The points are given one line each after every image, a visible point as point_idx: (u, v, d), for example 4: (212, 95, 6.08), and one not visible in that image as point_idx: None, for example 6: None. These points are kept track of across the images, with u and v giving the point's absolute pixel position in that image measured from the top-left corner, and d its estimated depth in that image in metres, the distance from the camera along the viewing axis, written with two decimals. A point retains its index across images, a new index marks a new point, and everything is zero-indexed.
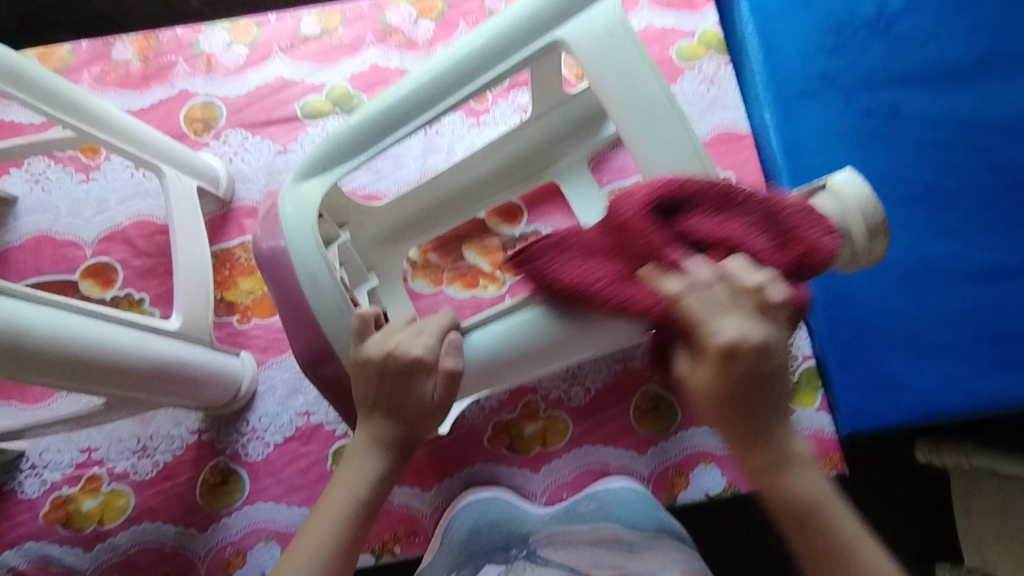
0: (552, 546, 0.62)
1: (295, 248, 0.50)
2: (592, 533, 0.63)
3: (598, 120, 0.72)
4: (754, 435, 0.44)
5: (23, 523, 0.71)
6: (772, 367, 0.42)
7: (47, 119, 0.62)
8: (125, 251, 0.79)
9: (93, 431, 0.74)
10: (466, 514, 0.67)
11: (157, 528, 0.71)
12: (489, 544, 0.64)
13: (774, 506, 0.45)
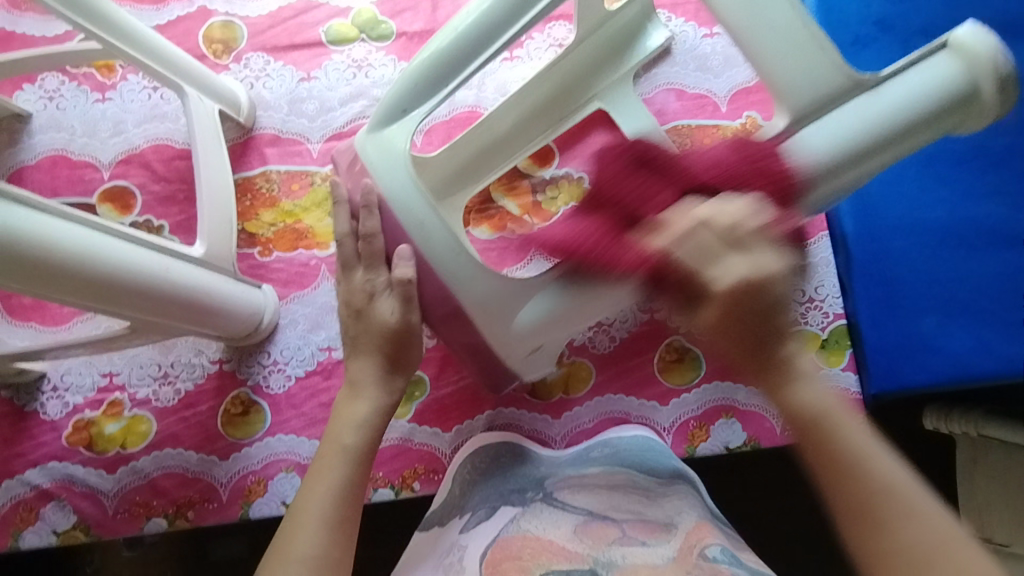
0: (568, 489, 0.60)
1: (391, 192, 0.51)
2: (607, 475, 0.61)
3: (635, 42, 0.74)
4: (799, 404, 0.44)
5: (47, 443, 0.72)
6: (767, 301, 0.44)
7: (73, 28, 0.59)
8: (143, 175, 0.76)
9: (114, 356, 0.74)
10: (481, 459, 0.68)
11: (178, 454, 0.71)
12: (503, 488, 0.62)
13: (837, 485, 0.43)
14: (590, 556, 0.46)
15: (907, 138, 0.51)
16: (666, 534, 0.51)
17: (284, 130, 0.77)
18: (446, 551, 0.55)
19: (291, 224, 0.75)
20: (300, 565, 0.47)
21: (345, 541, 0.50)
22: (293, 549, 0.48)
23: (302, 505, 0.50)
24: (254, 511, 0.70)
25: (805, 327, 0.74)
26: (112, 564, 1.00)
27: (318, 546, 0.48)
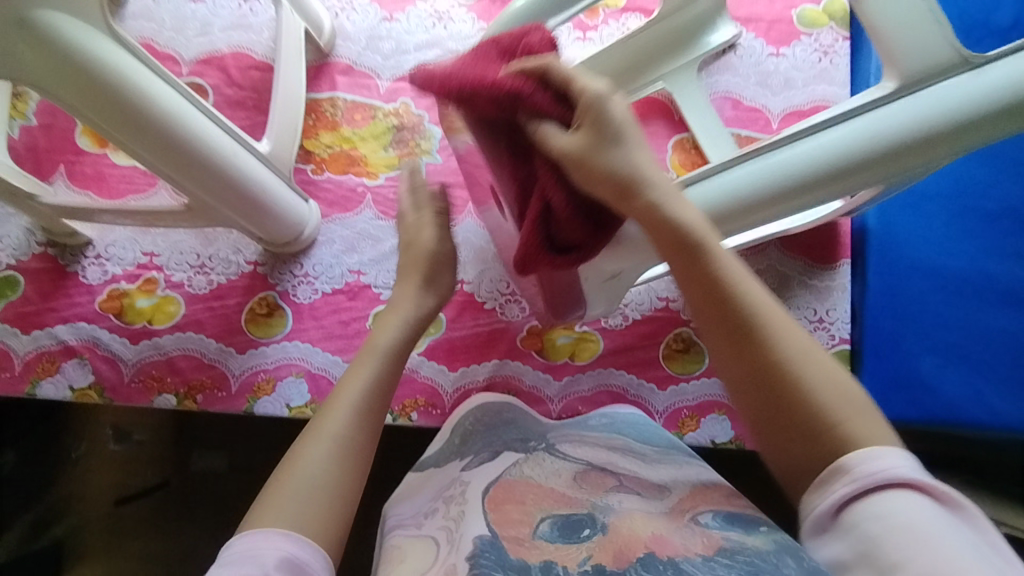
0: (571, 445, 0.61)
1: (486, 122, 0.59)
2: (606, 441, 0.62)
3: (705, 35, 0.79)
4: (627, 175, 0.47)
5: (80, 304, 0.76)
6: (601, 104, 0.47)
7: None
8: (219, 78, 0.81)
9: (158, 238, 0.78)
10: (486, 416, 0.67)
11: (199, 339, 0.75)
12: (508, 438, 0.62)
13: (672, 247, 0.47)
14: (589, 503, 0.50)
15: (981, 128, 0.48)
16: (659, 491, 0.52)
17: (359, 62, 0.81)
18: (446, 486, 0.57)
19: (347, 150, 0.79)
20: (331, 444, 0.48)
21: (374, 421, 0.51)
22: (326, 428, 0.49)
23: (333, 396, 0.52)
24: (259, 406, 0.73)
25: None
26: (95, 454, 1.02)
27: (350, 430, 0.49)
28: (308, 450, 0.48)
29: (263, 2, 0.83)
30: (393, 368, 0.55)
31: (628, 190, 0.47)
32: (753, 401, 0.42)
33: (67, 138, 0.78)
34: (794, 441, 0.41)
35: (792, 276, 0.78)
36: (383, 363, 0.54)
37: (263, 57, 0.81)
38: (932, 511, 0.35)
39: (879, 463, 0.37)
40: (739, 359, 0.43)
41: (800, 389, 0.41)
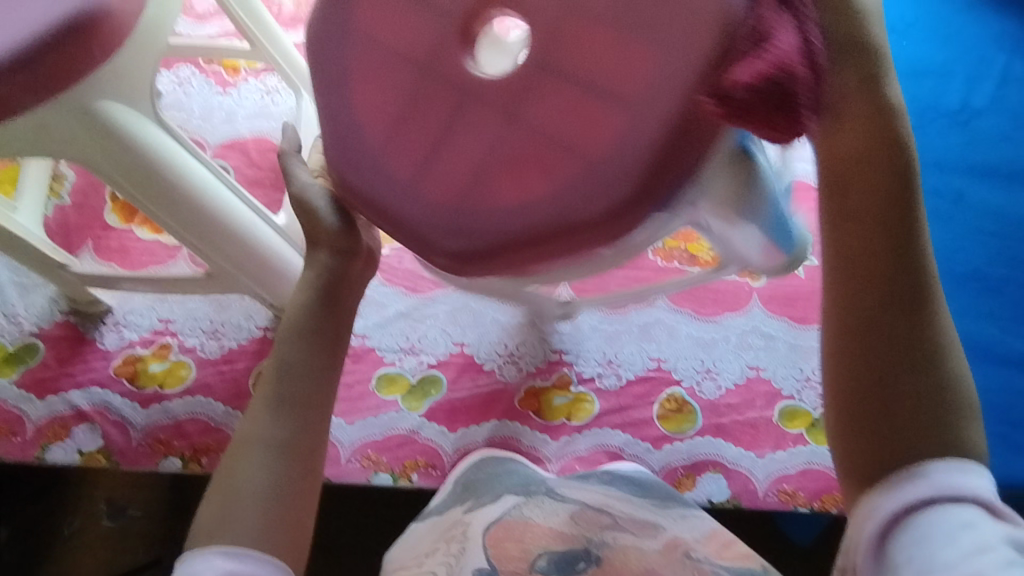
0: (570, 489, 0.62)
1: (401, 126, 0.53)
2: (604, 488, 0.63)
3: None
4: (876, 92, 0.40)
5: (95, 370, 0.79)
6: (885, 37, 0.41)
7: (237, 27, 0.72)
8: (240, 160, 0.88)
9: (175, 305, 0.82)
10: (486, 463, 0.69)
11: (207, 402, 0.78)
12: (508, 485, 0.63)
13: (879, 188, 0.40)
14: (584, 536, 0.53)
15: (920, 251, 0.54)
16: (653, 532, 0.54)
17: None
18: (448, 527, 0.58)
19: None
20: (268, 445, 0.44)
21: (297, 413, 0.46)
22: (259, 426, 0.45)
23: (254, 393, 0.47)
24: None
25: (799, 404, 0.78)
26: None
27: (266, 432, 0.45)
28: (228, 465, 0.44)
29: (283, 94, 0.92)
30: (320, 337, 0.48)
31: (879, 112, 0.40)
32: (879, 323, 0.39)
33: (97, 215, 0.84)
34: (915, 387, 0.38)
35: (778, 337, 0.81)
36: (303, 339, 0.48)
37: (281, 141, 0.89)
38: (983, 530, 0.34)
39: (964, 476, 0.36)
40: (879, 281, 0.39)
41: (943, 346, 0.39)
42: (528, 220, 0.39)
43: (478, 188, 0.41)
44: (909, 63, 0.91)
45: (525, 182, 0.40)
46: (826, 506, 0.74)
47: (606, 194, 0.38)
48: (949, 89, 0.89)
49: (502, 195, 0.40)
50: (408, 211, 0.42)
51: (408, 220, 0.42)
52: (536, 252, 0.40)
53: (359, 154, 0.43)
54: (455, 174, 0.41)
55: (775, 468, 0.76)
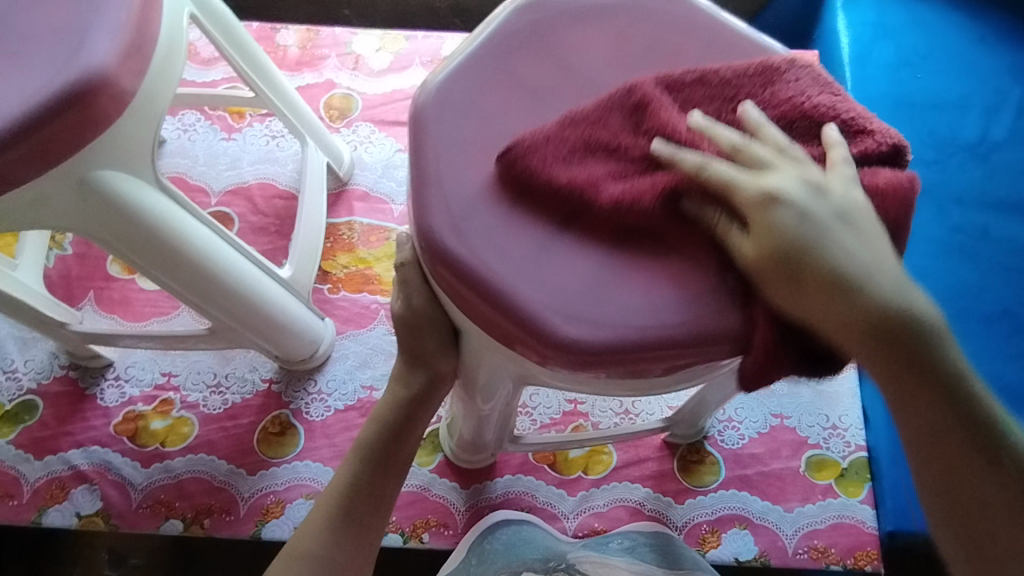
0: (589, 563, 0.70)
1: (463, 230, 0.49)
2: (623, 562, 0.71)
3: None
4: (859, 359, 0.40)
5: (95, 427, 0.76)
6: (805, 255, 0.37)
7: (240, 78, 0.70)
8: (245, 207, 0.87)
9: (177, 358, 0.80)
10: (503, 531, 0.72)
11: (211, 461, 0.75)
12: (531, 555, 0.71)
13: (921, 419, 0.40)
14: None
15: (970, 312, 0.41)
16: None
17: (375, 189, 0.88)
18: None
19: (362, 270, 0.83)
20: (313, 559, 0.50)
21: (354, 532, 0.51)
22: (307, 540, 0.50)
23: (325, 488, 0.53)
24: (267, 530, 0.72)
25: (826, 453, 0.75)
26: None
27: (324, 545, 0.50)
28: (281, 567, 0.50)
29: (289, 139, 0.91)
30: (392, 458, 0.52)
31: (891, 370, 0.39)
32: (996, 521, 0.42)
33: (99, 266, 0.83)
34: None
35: (801, 382, 0.78)
36: (374, 461, 0.52)
37: (287, 187, 0.88)
38: None
39: None
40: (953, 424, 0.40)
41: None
42: (666, 320, 0.39)
43: (603, 281, 0.39)
44: (925, 96, 0.89)
45: (657, 286, 0.39)
46: (860, 563, 0.70)
47: (746, 305, 0.39)
48: (967, 121, 0.87)
49: (630, 293, 0.39)
50: (528, 293, 0.39)
51: (530, 302, 0.38)
52: (655, 357, 0.39)
53: (475, 227, 0.40)
54: (580, 264, 0.40)
55: (804, 523, 0.72)
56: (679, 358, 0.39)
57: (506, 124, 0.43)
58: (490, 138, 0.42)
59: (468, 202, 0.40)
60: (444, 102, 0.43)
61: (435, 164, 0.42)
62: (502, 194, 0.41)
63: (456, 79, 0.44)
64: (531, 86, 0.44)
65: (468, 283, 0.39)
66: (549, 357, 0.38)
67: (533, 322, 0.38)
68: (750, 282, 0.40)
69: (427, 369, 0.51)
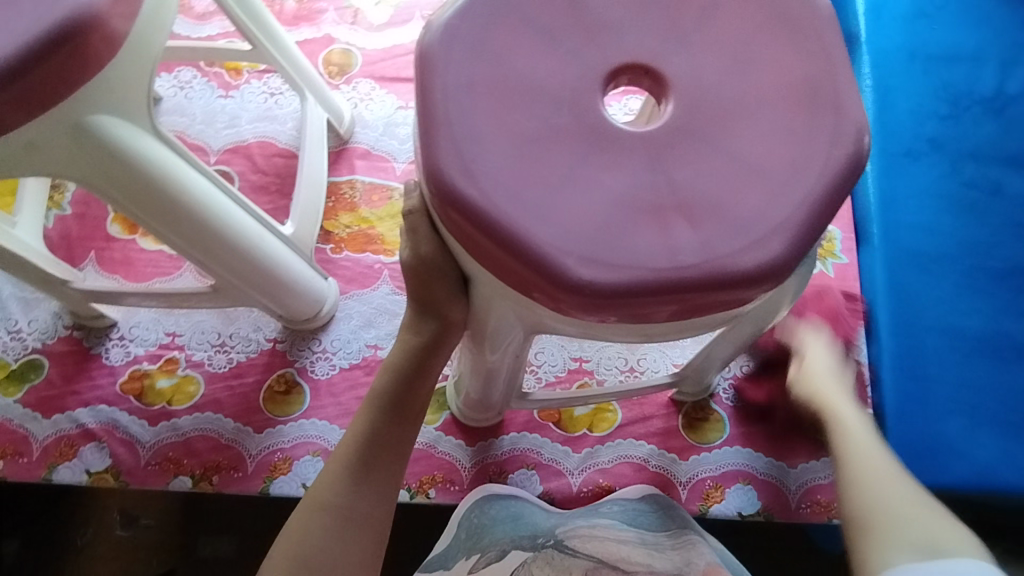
0: (580, 538, 0.71)
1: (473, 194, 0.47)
2: (614, 532, 0.71)
3: None
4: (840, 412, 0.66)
5: (102, 386, 0.76)
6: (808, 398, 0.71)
7: (238, 29, 0.68)
8: (244, 165, 0.85)
9: (181, 318, 0.79)
10: (493, 506, 0.72)
11: (218, 419, 0.75)
12: (520, 534, 0.71)
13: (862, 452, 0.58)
14: None
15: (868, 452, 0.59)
16: None
17: (376, 147, 0.86)
18: None
19: (365, 229, 0.82)
20: (323, 510, 0.50)
21: (373, 482, 0.51)
22: (318, 493, 0.51)
23: (338, 447, 0.53)
24: (276, 487, 0.73)
25: None
26: None
27: (344, 495, 0.50)
28: (302, 516, 0.50)
29: (288, 96, 0.89)
30: (403, 408, 0.52)
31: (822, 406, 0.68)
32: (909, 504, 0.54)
33: (99, 226, 0.82)
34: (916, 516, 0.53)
35: None
36: (387, 411, 0.52)
37: (286, 145, 0.86)
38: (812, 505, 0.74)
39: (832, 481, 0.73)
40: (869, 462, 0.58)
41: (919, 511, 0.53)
42: (680, 262, 0.38)
43: (616, 223, 0.39)
44: (941, 47, 0.86)
45: (674, 229, 0.39)
46: None
47: (763, 246, 0.38)
48: (982, 74, 0.85)
49: (643, 237, 0.38)
50: (539, 234, 0.38)
51: (543, 244, 0.38)
52: (660, 300, 0.38)
53: (484, 166, 0.39)
54: (592, 205, 0.39)
55: (807, 478, 0.72)
56: (686, 301, 0.39)
57: (511, 62, 0.41)
58: (494, 79, 0.41)
59: (475, 142, 0.40)
60: (454, 38, 0.42)
61: (443, 105, 0.40)
62: (512, 134, 0.40)
63: (463, 14, 0.43)
64: (541, 23, 0.43)
65: (476, 224, 0.39)
66: (561, 301, 0.38)
67: (547, 266, 0.38)
68: (770, 225, 0.39)
69: (437, 318, 0.50)
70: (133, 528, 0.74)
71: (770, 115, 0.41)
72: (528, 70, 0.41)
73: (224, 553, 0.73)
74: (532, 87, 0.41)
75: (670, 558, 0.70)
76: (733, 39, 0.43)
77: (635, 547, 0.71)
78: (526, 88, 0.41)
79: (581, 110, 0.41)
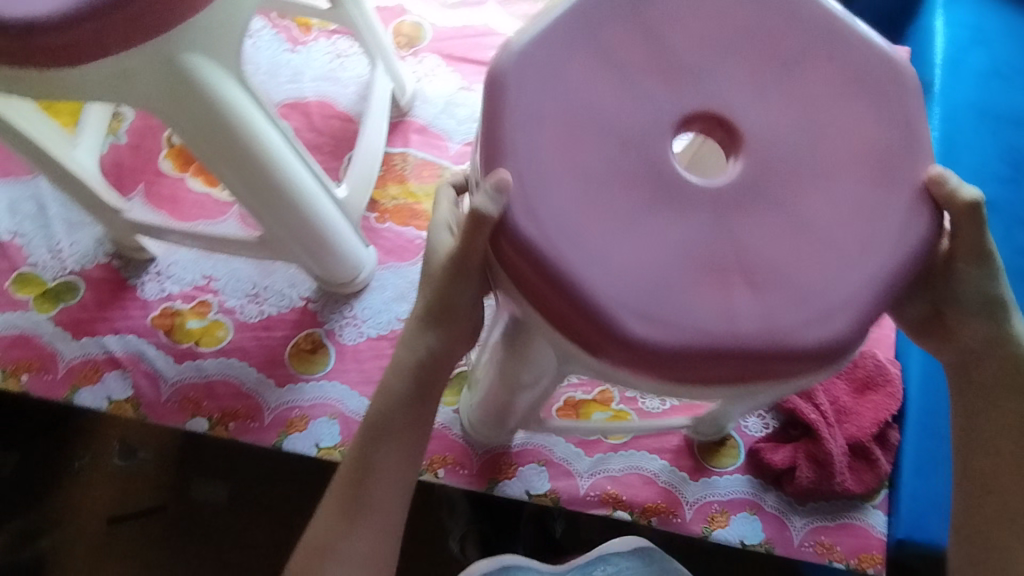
0: None
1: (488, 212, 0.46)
2: None
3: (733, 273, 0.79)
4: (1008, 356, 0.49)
5: (133, 317, 0.77)
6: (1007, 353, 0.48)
7: None
8: (301, 122, 0.86)
9: (219, 263, 0.80)
10: None
11: (241, 367, 0.76)
12: None
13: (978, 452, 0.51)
14: None
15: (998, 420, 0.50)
16: None
17: (434, 123, 0.86)
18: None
19: (411, 203, 0.82)
20: (373, 542, 0.51)
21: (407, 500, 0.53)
22: (364, 528, 0.51)
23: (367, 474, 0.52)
24: (289, 443, 0.74)
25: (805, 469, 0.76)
26: None
27: (388, 522, 0.52)
28: (352, 548, 0.51)
29: (353, 59, 0.89)
30: (404, 431, 0.52)
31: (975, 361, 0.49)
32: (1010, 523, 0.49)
33: (151, 160, 0.83)
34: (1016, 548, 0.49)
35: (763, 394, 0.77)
36: (386, 442, 0.52)
37: (345, 108, 0.87)
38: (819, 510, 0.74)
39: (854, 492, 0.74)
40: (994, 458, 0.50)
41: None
42: (736, 327, 0.39)
43: None
44: (1011, 111, 0.85)
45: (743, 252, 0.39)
46: (863, 565, 0.70)
47: None
48: None
49: (703, 298, 0.39)
50: (602, 284, 0.39)
51: (609, 296, 0.39)
52: (715, 365, 0.39)
53: None
54: None
55: (814, 517, 0.72)
56: (744, 369, 0.39)
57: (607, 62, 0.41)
58: (587, 76, 0.41)
59: None
60: (534, 61, 0.42)
61: (511, 134, 0.41)
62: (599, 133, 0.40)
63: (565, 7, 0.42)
64: (621, 60, 0.42)
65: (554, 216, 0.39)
66: (623, 356, 0.39)
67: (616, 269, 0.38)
68: (835, 300, 0.40)
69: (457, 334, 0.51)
70: (132, 459, 0.85)
71: (842, 183, 0.42)
72: (602, 106, 0.41)
73: (220, 496, 0.84)
74: (603, 120, 0.41)
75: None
76: (812, 95, 0.43)
77: None
78: (598, 126, 0.41)
79: (649, 153, 0.41)
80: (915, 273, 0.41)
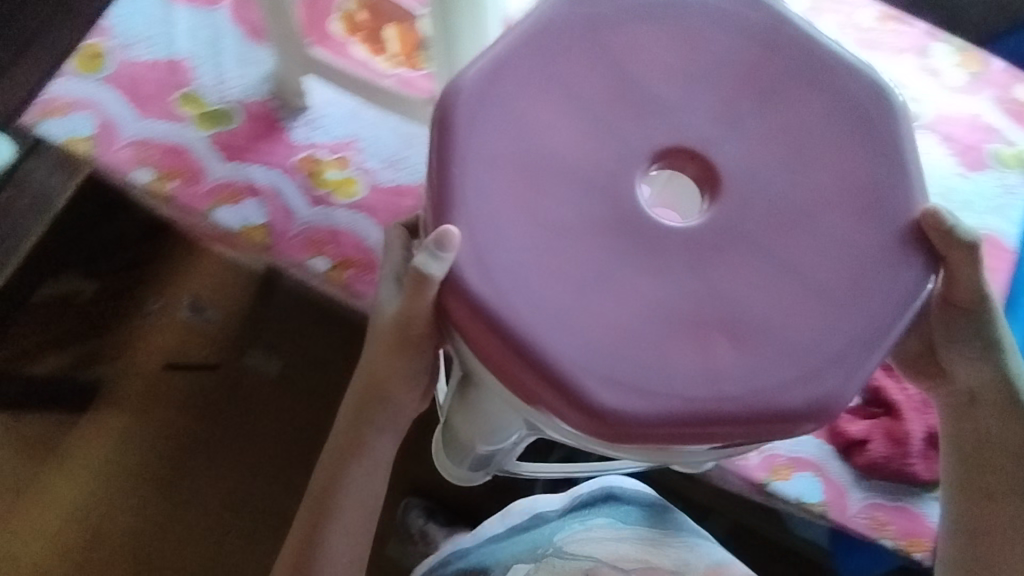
0: (577, 541, 0.73)
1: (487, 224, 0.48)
2: (611, 529, 0.74)
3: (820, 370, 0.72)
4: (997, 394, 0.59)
5: (278, 155, 0.82)
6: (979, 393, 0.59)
7: None
8: None
9: (365, 126, 0.84)
10: (492, 519, 0.74)
11: (369, 223, 0.81)
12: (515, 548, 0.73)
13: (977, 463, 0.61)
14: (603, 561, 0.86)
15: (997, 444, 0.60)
16: None
17: None
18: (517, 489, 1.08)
19: None
20: (350, 517, 0.63)
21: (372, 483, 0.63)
22: (337, 511, 0.63)
23: (344, 471, 0.63)
24: None
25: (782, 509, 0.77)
26: (172, 316, 1.10)
27: (364, 499, 0.63)
28: (333, 527, 0.63)
29: None
30: (380, 416, 0.62)
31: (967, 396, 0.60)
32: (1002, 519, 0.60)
33: None
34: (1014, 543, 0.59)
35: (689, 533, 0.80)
36: (356, 451, 0.62)
37: None
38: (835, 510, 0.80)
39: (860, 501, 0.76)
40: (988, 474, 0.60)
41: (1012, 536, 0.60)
42: (716, 389, 0.43)
43: None
44: None
45: None
46: (911, 549, 0.72)
47: None
48: None
49: (684, 357, 0.43)
50: (560, 348, 0.43)
51: (566, 358, 0.43)
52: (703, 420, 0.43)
53: None
54: None
55: (873, 493, 0.74)
56: (716, 425, 0.43)
57: None
58: None
59: None
60: (499, 75, 0.46)
61: None
62: None
63: None
64: None
65: None
66: (579, 416, 0.43)
67: None
68: (819, 357, 0.44)
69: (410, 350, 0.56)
70: (201, 314, 1.10)
71: (828, 226, 0.46)
72: (595, 133, 0.45)
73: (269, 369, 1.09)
74: None
75: (671, 555, 0.73)
76: None
77: (632, 543, 0.73)
78: (550, 163, 0.45)
79: None
80: (907, 326, 0.45)
